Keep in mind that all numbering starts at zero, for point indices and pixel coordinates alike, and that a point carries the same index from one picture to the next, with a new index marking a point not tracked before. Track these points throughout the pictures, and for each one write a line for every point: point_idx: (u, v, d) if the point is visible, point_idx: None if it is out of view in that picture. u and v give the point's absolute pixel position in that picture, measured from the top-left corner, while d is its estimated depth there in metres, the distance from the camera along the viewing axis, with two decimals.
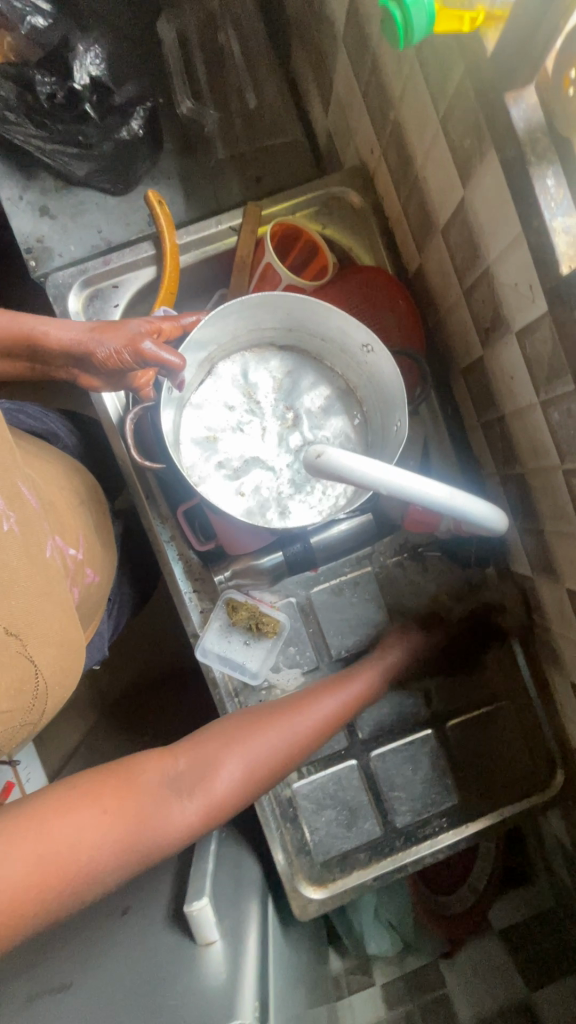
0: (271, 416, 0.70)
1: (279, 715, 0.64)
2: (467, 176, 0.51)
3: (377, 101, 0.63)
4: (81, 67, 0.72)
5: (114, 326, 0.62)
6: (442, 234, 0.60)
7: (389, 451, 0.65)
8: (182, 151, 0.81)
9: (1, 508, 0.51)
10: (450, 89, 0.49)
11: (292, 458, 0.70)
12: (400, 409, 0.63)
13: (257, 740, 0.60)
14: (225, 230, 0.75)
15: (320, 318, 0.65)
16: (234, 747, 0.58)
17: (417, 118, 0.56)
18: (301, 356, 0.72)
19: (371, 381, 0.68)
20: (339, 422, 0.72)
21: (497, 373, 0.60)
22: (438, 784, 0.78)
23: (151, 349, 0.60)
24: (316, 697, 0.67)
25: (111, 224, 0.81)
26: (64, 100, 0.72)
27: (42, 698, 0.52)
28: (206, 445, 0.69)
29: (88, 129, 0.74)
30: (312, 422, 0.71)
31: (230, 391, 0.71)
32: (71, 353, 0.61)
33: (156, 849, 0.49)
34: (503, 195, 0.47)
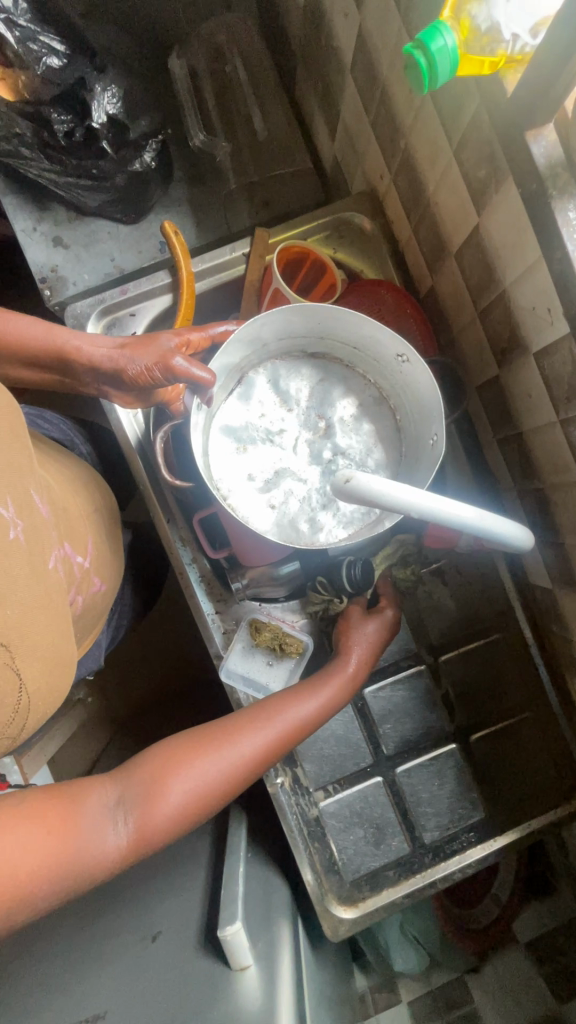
0: (302, 425, 0.71)
1: (233, 736, 0.59)
2: (482, 204, 0.53)
3: (386, 130, 0.65)
4: (98, 106, 0.74)
5: (145, 345, 0.63)
6: (455, 257, 0.62)
7: (425, 464, 0.66)
8: (191, 179, 0.83)
9: (11, 515, 0.51)
10: (463, 122, 0.50)
11: (323, 469, 0.70)
12: (437, 421, 0.64)
13: (201, 761, 0.56)
14: (239, 257, 0.76)
15: (351, 325, 0.66)
16: (177, 770, 0.55)
17: (429, 148, 0.58)
18: (332, 364, 0.73)
19: (406, 391, 0.69)
20: (371, 429, 0.72)
21: (515, 392, 0.61)
22: (464, 797, 0.78)
23: (181, 365, 0.61)
24: (278, 709, 0.63)
25: (123, 251, 0.84)
26: (82, 138, 0.75)
27: (24, 711, 0.50)
28: (236, 458, 0.69)
29: (104, 166, 0.76)
30: (343, 430, 0.71)
31: (263, 402, 0.71)
32: (103, 367, 0.63)
33: (83, 876, 0.47)
34: (521, 223, 0.49)
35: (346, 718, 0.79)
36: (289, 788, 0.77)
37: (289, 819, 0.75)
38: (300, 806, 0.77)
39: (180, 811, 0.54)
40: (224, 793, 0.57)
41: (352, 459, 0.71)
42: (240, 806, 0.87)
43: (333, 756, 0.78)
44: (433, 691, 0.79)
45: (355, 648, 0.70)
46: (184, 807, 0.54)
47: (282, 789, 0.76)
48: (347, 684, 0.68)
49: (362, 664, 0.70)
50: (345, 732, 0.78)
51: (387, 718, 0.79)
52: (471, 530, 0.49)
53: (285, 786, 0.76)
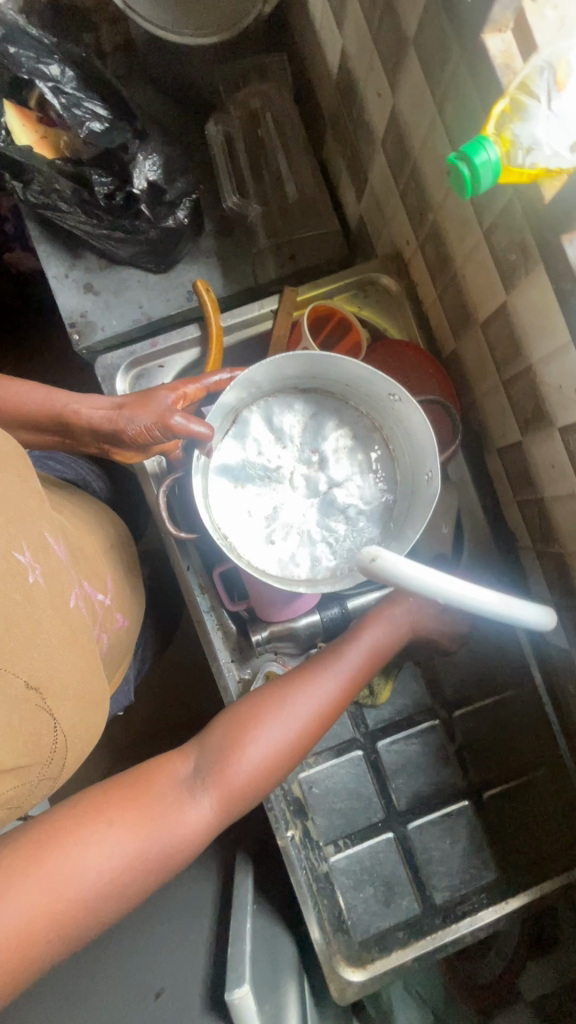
0: (298, 460, 0.71)
1: (298, 688, 0.58)
2: (510, 284, 0.55)
3: (415, 202, 0.67)
4: (140, 172, 0.78)
5: (143, 401, 0.64)
6: (481, 327, 0.64)
7: (421, 500, 0.66)
8: (220, 231, 0.87)
9: (28, 559, 0.51)
10: (495, 208, 0.52)
11: (320, 503, 0.70)
12: (431, 459, 0.64)
13: (271, 719, 0.56)
14: (266, 313, 0.78)
15: (342, 367, 0.66)
16: (247, 732, 0.55)
17: (458, 225, 0.60)
18: (325, 398, 0.72)
19: (399, 426, 0.69)
20: (364, 457, 0.72)
21: (537, 459, 0.62)
22: (475, 857, 0.77)
23: (180, 422, 0.62)
24: (337, 658, 0.61)
25: (151, 299, 0.87)
26: (122, 201, 0.78)
27: (61, 752, 0.50)
28: (235, 496, 0.69)
29: (138, 224, 0.79)
30: (337, 463, 0.71)
31: (257, 439, 0.71)
32: (100, 429, 0.64)
33: (170, 859, 0.47)
34: (551, 308, 0.50)
35: (358, 771, 0.78)
36: (300, 842, 0.76)
37: (298, 875, 0.73)
38: (310, 861, 0.76)
39: (261, 763, 0.54)
40: (306, 741, 0.57)
41: (347, 494, 0.71)
42: (247, 854, 0.86)
43: (345, 809, 0.77)
44: (447, 747, 0.79)
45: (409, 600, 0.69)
46: (262, 767, 0.54)
47: (292, 843, 0.74)
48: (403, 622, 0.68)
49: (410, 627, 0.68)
50: (357, 785, 0.78)
51: (400, 772, 0.78)
52: (494, 616, 0.50)
53: (295, 841, 0.75)
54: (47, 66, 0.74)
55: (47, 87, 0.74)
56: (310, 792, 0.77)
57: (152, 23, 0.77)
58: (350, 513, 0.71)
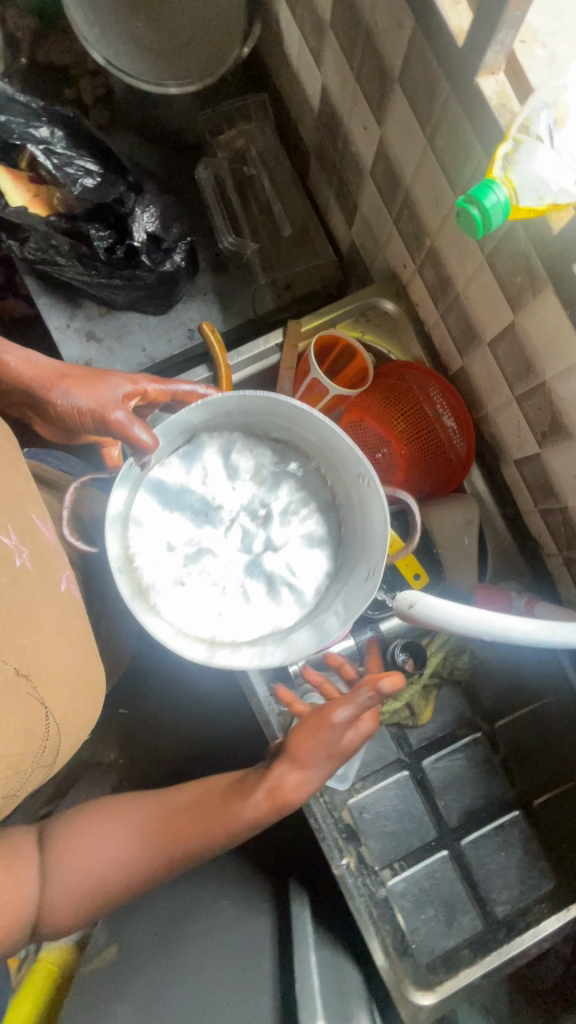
0: (240, 510, 0.66)
1: (154, 822, 0.57)
2: (518, 306, 0.56)
3: (410, 227, 0.69)
4: (139, 225, 0.80)
5: (88, 381, 0.61)
6: (489, 346, 0.64)
7: (356, 592, 0.63)
8: (215, 268, 0.89)
9: (12, 542, 0.46)
10: (497, 235, 0.53)
11: (248, 565, 0.65)
12: (377, 556, 0.61)
13: (117, 832, 0.55)
14: (272, 348, 0.79)
15: (312, 420, 0.62)
16: (97, 837, 0.55)
17: (458, 250, 0.61)
18: (291, 448, 0.68)
19: (357, 498, 0.65)
20: (311, 521, 0.68)
21: (557, 469, 0.63)
22: (532, 867, 0.77)
23: (121, 421, 0.59)
24: (218, 801, 0.58)
25: (154, 341, 0.88)
26: (123, 253, 0.80)
27: (52, 744, 0.47)
28: (159, 522, 0.64)
29: (140, 274, 0.80)
30: (270, 525, 0.66)
31: (208, 475, 0.65)
32: (30, 393, 0.60)
33: (11, 933, 0.48)
34: (563, 328, 0.51)
35: (407, 791, 0.79)
36: (356, 870, 0.74)
37: (358, 903, 0.71)
38: (368, 886, 0.75)
39: (95, 879, 0.54)
40: (132, 876, 0.55)
41: (279, 565, 0.66)
42: (302, 887, 0.86)
43: (396, 830, 0.78)
44: (491, 758, 0.80)
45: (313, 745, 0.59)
46: (89, 881, 0.53)
47: (348, 872, 0.73)
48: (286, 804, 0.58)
49: (296, 784, 0.59)
50: (406, 806, 0.78)
51: (447, 788, 0.79)
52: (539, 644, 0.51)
53: (352, 870, 0.74)
54: (37, 129, 0.75)
55: (38, 148, 0.75)
56: (361, 818, 0.78)
57: (131, 77, 0.79)
58: (275, 584, 0.66)
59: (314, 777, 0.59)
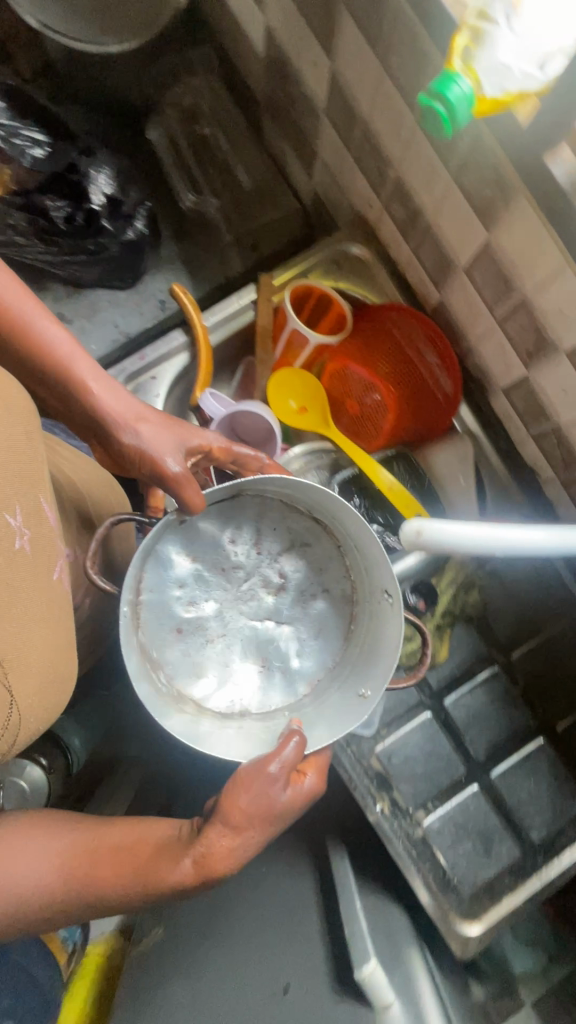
0: (256, 587, 0.65)
1: (79, 856, 0.48)
2: (491, 220, 0.55)
3: (373, 162, 0.67)
4: (96, 188, 0.78)
5: (159, 424, 0.58)
6: (465, 271, 0.64)
7: (342, 703, 0.61)
8: (178, 235, 0.87)
9: (17, 523, 0.45)
10: (463, 148, 0.53)
11: (246, 643, 0.65)
12: (373, 679, 0.58)
13: (33, 862, 0.46)
14: (246, 304, 0.78)
15: (360, 531, 0.60)
16: (13, 865, 0.46)
17: (424, 174, 0.60)
18: (330, 541, 0.66)
19: (373, 614, 0.63)
20: (323, 606, 0.66)
21: (546, 387, 0.62)
22: (562, 790, 0.78)
23: (175, 478, 0.56)
24: (144, 849, 0.50)
25: (126, 316, 0.86)
26: (82, 219, 0.78)
27: (12, 737, 0.44)
28: (178, 579, 0.62)
29: (104, 241, 0.79)
30: (283, 597, 0.66)
31: (240, 547, 0.65)
32: (88, 412, 0.57)
33: None
34: (540, 234, 0.50)
35: (432, 733, 0.79)
36: (390, 813, 0.76)
37: (395, 843, 0.74)
38: (404, 828, 0.76)
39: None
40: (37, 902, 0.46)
41: (283, 639, 0.66)
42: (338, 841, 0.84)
43: (427, 772, 0.78)
44: (510, 690, 0.80)
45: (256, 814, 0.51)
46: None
47: (383, 816, 0.75)
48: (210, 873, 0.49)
49: (226, 851, 0.50)
50: (433, 747, 0.79)
51: (471, 724, 0.79)
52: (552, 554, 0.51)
53: (385, 813, 0.76)
54: None
55: None
56: (390, 764, 0.78)
57: (70, 38, 0.79)
58: (270, 663, 0.65)
59: (242, 850, 0.50)
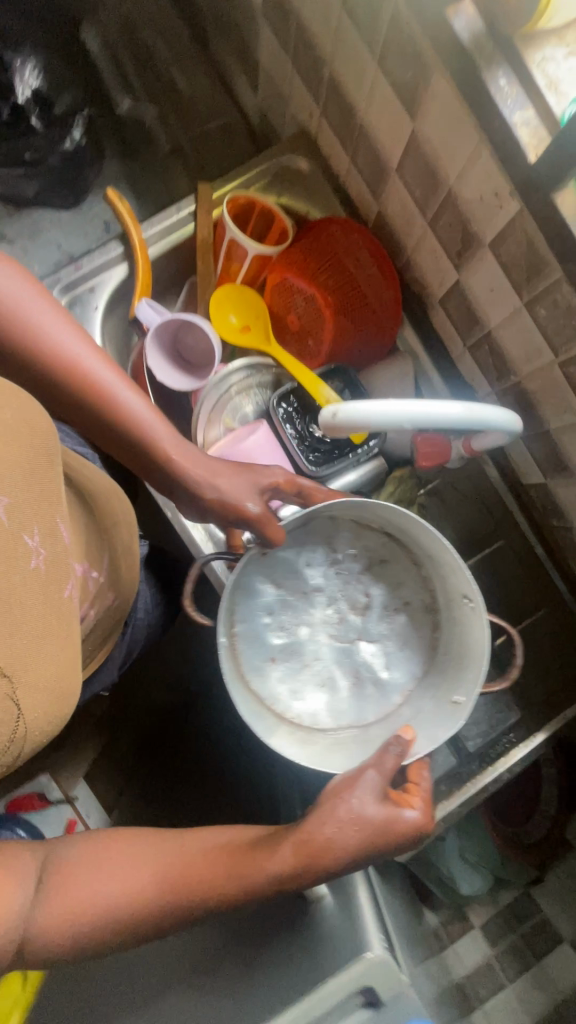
0: (340, 603, 0.71)
1: (171, 861, 0.47)
2: (414, 107, 0.54)
3: (308, 62, 0.66)
4: (22, 81, 0.78)
5: (237, 466, 0.61)
6: (397, 172, 0.63)
7: (435, 711, 0.64)
8: (121, 152, 0.84)
9: (34, 543, 0.44)
10: (383, 27, 0.52)
11: (338, 655, 0.71)
12: (462, 685, 0.61)
13: (135, 865, 0.46)
14: (186, 216, 0.77)
15: (433, 547, 0.63)
16: (106, 872, 0.46)
17: (353, 66, 0.59)
18: (400, 557, 0.71)
19: (456, 625, 0.66)
20: (405, 619, 0.71)
21: (476, 289, 0.62)
22: (499, 704, 0.80)
23: (255, 511, 0.59)
24: (218, 851, 0.48)
25: (69, 237, 0.84)
26: (10, 116, 0.77)
27: (19, 745, 0.43)
28: (267, 603, 0.69)
29: (35, 141, 0.77)
30: (368, 615, 0.71)
31: (319, 569, 0.71)
32: (166, 469, 0.58)
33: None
34: (456, 112, 0.50)
35: None
36: None
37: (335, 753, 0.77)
38: None
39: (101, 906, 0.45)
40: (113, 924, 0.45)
41: (373, 654, 0.71)
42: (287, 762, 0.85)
43: None
44: None
45: (341, 800, 0.48)
46: (85, 913, 0.44)
47: None
48: (313, 861, 0.47)
49: (329, 840, 0.47)
50: None
51: None
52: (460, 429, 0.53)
53: None
54: None
55: None
56: None
57: None
58: (360, 676, 0.70)
59: (352, 848, 0.47)
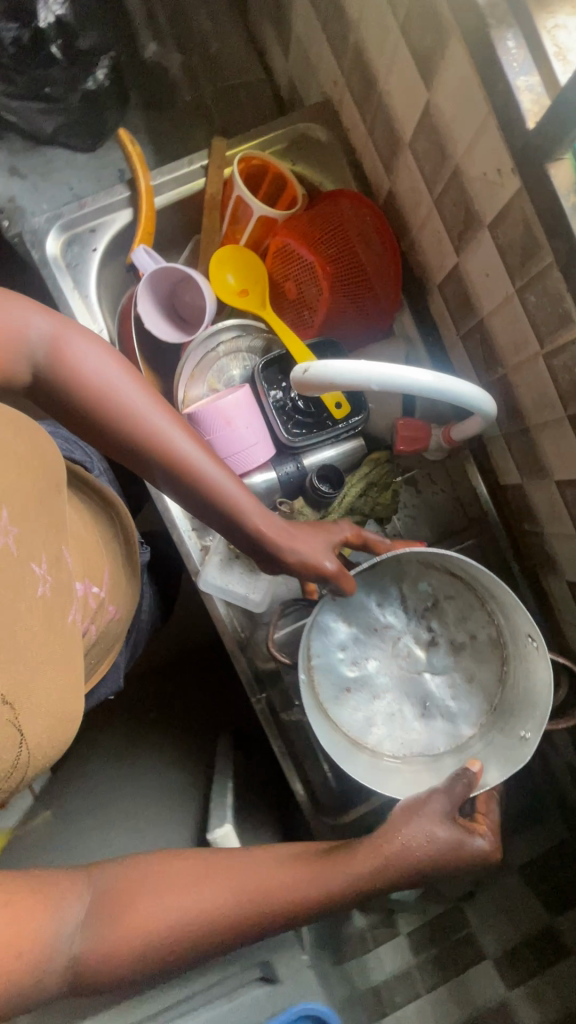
0: (409, 638, 0.75)
1: (247, 876, 0.46)
2: (430, 77, 0.54)
3: (336, 28, 0.66)
4: (46, 8, 0.74)
5: (312, 533, 0.62)
6: (409, 147, 0.63)
7: (506, 746, 0.67)
8: (147, 105, 0.86)
9: (42, 570, 0.47)
10: None
11: (413, 690, 0.74)
12: (529, 723, 0.65)
13: (195, 893, 0.44)
14: (197, 171, 0.76)
15: (500, 595, 0.67)
16: (165, 894, 0.44)
17: (377, 33, 0.59)
18: (469, 602, 0.75)
19: (522, 667, 0.69)
20: (471, 658, 0.74)
21: (473, 274, 0.61)
22: None
23: (333, 571, 0.61)
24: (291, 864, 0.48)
25: (82, 181, 0.83)
26: (30, 42, 0.75)
27: (19, 767, 0.42)
28: (344, 636, 0.73)
29: (54, 73, 0.76)
30: (431, 653, 0.75)
31: (391, 607, 0.75)
32: (250, 533, 0.59)
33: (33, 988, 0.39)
34: (468, 82, 0.49)
35: None
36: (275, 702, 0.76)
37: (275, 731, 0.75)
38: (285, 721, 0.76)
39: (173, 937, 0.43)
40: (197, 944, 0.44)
41: (438, 687, 0.74)
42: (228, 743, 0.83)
43: None
44: None
45: (406, 819, 0.51)
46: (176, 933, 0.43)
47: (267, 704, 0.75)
48: (386, 866, 0.49)
49: (411, 851, 0.49)
50: None
51: None
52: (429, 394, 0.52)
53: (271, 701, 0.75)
54: None
55: None
56: None
57: None
58: (431, 708, 0.73)
59: (419, 865, 0.49)
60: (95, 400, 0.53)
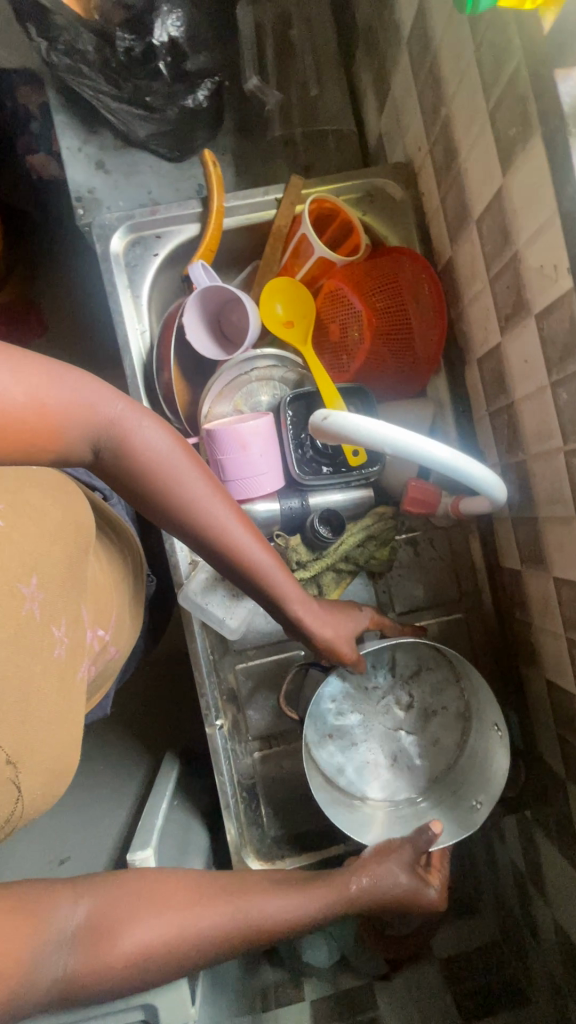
0: (387, 699, 0.75)
1: (223, 909, 0.48)
2: (508, 164, 0.55)
3: (430, 98, 0.68)
4: (161, 25, 0.76)
5: (335, 612, 0.63)
6: (476, 223, 0.64)
7: (456, 811, 0.69)
8: (238, 131, 0.90)
9: (59, 630, 0.49)
10: (503, 81, 0.53)
11: (382, 742, 0.74)
12: (482, 793, 0.67)
13: (173, 914, 0.46)
14: (271, 201, 0.78)
15: (476, 680, 0.68)
16: (152, 914, 0.46)
17: (467, 112, 0.61)
18: (447, 673, 0.74)
19: (483, 743, 0.70)
20: (441, 725, 0.74)
21: (512, 357, 0.62)
22: None
23: (352, 655, 0.63)
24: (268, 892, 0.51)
25: (161, 186, 0.87)
26: (140, 54, 0.77)
27: (17, 819, 0.44)
28: (333, 684, 0.73)
29: (157, 86, 0.79)
30: (410, 716, 0.75)
31: (374, 665, 0.74)
32: (288, 617, 0.58)
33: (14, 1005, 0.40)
34: (542, 180, 0.50)
35: None
36: (228, 732, 0.74)
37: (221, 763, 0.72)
38: (234, 752, 0.75)
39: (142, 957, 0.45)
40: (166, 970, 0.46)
41: (410, 746, 0.74)
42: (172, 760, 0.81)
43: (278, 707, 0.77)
44: None
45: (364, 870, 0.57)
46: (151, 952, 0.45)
47: (220, 733, 0.74)
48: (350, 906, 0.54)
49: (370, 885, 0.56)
50: None
51: None
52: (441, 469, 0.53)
53: (224, 730, 0.74)
54: None
55: None
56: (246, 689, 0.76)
57: None
58: (398, 760, 0.74)
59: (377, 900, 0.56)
60: (165, 491, 0.50)
